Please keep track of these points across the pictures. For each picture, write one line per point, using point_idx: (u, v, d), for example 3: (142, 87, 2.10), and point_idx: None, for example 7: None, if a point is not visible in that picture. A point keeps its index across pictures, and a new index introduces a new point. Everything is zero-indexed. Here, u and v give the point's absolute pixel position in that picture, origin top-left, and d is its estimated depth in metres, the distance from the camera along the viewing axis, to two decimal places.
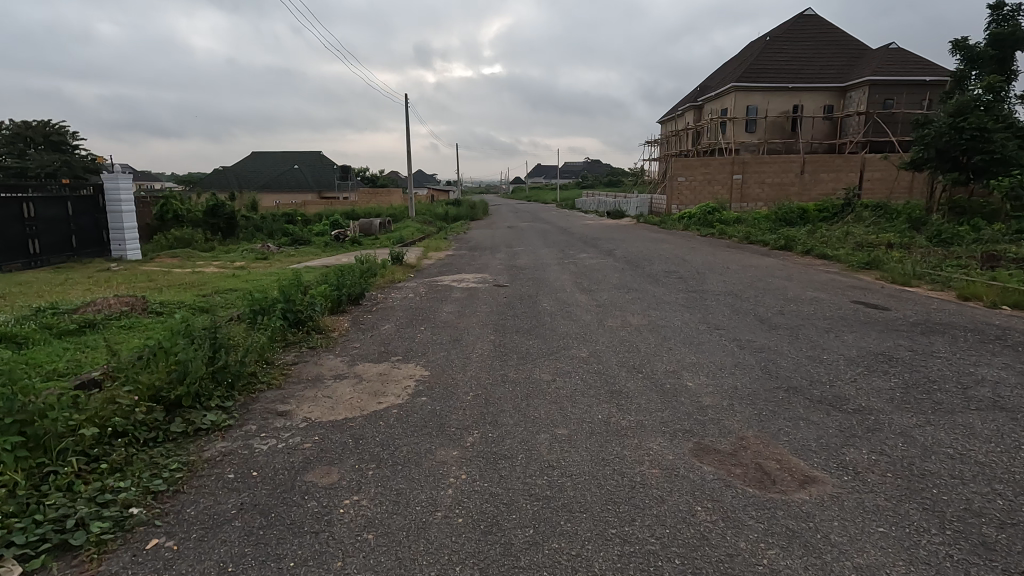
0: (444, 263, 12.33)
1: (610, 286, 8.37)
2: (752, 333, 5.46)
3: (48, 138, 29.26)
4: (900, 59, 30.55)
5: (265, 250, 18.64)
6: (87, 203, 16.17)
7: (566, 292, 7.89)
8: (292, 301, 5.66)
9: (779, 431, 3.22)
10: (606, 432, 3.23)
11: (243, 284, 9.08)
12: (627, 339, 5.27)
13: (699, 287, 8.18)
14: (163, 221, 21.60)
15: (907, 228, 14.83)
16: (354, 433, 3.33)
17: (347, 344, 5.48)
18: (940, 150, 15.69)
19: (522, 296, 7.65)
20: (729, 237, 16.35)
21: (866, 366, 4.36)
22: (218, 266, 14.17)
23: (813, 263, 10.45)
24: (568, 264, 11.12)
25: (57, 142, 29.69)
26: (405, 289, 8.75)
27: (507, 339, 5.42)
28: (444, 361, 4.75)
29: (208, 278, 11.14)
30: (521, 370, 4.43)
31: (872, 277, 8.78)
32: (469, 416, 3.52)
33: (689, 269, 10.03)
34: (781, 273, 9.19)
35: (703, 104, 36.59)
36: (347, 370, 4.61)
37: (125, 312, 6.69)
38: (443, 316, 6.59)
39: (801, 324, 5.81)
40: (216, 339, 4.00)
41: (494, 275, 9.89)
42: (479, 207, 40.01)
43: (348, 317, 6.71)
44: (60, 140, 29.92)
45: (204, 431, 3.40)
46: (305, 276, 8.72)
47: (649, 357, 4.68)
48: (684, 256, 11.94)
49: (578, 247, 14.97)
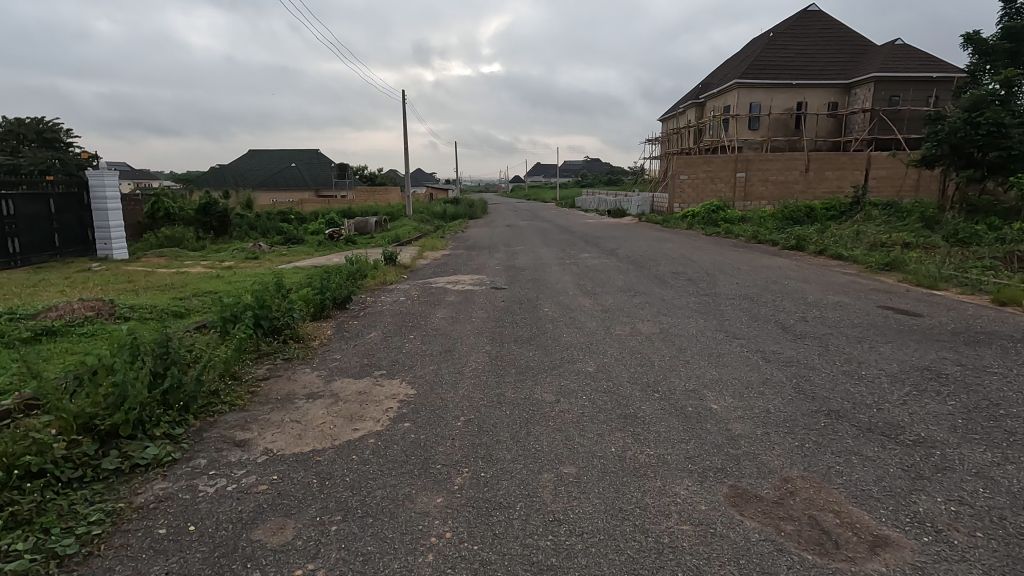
0: (440, 264, 11.76)
1: (615, 289, 7.83)
2: (776, 344, 4.93)
3: (40, 135, 28.88)
4: (906, 56, 30.02)
5: (256, 249, 18.08)
6: (70, 201, 15.59)
7: (569, 295, 7.35)
8: (267, 307, 5.12)
9: (829, 471, 2.68)
10: (621, 471, 2.69)
11: (222, 286, 8.51)
12: (638, 351, 4.73)
13: (711, 290, 7.64)
14: (154, 219, 21.09)
15: (920, 227, 14.31)
16: (320, 471, 2.78)
17: (327, 356, 4.94)
18: (954, 146, 15.27)
19: (522, 300, 7.11)
20: (736, 236, 15.75)
21: (913, 384, 3.82)
22: (206, 266, 13.60)
23: (828, 264, 9.92)
24: (570, 265, 10.57)
25: (50, 139, 29.19)
26: (397, 292, 8.19)
27: (504, 350, 4.88)
28: (434, 376, 4.21)
29: (191, 279, 10.57)
30: (520, 388, 3.90)
31: (894, 279, 8.25)
32: (459, 448, 2.98)
33: (698, 270, 9.50)
34: (796, 275, 8.66)
35: (705, 102, 36.03)
36: (323, 388, 4.07)
37: (90, 318, 6.13)
38: (434, 323, 6.05)
39: (830, 332, 5.27)
40: (167, 354, 3.46)
41: (492, 276, 9.35)
42: (478, 206, 39.41)
43: (332, 324, 6.16)
44: (53, 137, 29.40)
45: (142, 467, 2.86)
46: (287, 278, 8.11)
47: (665, 373, 4.14)
48: (692, 256, 11.41)
49: (579, 246, 14.42)
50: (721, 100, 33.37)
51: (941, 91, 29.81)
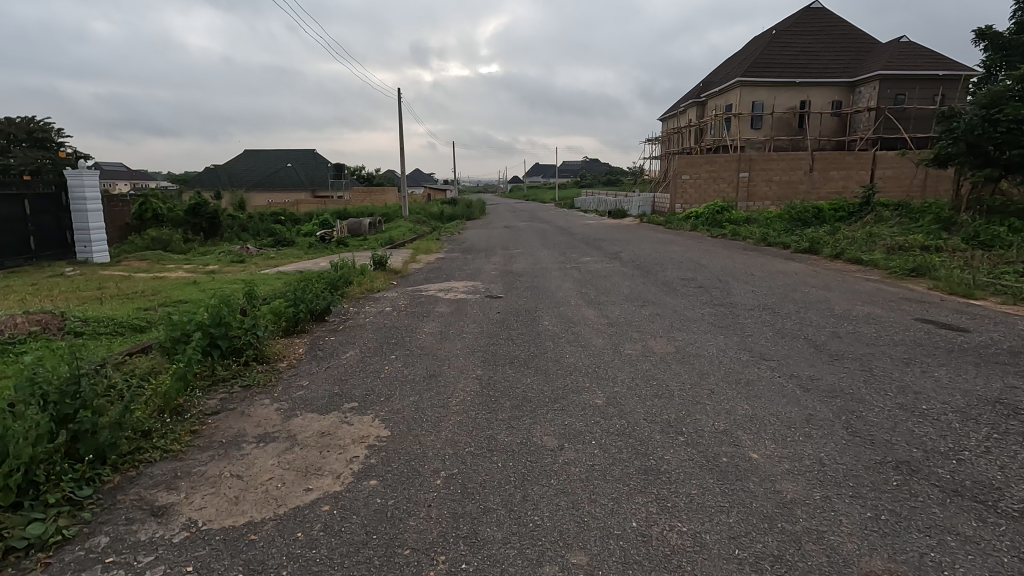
0: (434, 269, 11.07)
1: (621, 298, 7.17)
2: (812, 367, 4.27)
3: (32, 134, 28.45)
4: (911, 53, 29.43)
5: (244, 251, 17.38)
6: (47, 202, 14.84)
7: (570, 306, 6.68)
8: (225, 323, 4.45)
9: (924, 565, 2.02)
10: (648, 567, 2.01)
11: (194, 295, 7.82)
12: (653, 377, 4.07)
13: (725, 299, 7.00)
14: (142, 220, 20.45)
15: (937, 229, 13.65)
16: (251, 562, 2.11)
17: (293, 382, 4.27)
18: (971, 143, 14.73)
19: (519, 311, 6.44)
20: (744, 238, 15.09)
21: (989, 425, 3.16)
22: (188, 270, 12.97)
23: (847, 269, 9.28)
24: (571, 270, 9.89)
25: (40, 138, 29.01)
26: (384, 301, 7.51)
27: (498, 375, 4.21)
28: (413, 411, 3.54)
29: (166, 286, 9.88)
30: (516, 427, 3.23)
31: (923, 286, 7.58)
32: (436, 523, 2.31)
33: (708, 276, 8.86)
34: (815, 282, 8.02)
35: (707, 100, 35.45)
36: (279, 427, 3.40)
37: (35, 335, 5.48)
38: (420, 339, 5.36)
39: (870, 353, 4.62)
40: (76, 394, 2.79)
41: (487, 282, 8.72)
42: (476, 207, 38.78)
43: (306, 341, 5.49)
44: (44, 136, 29.18)
45: (20, 552, 2.18)
46: (260, 287, 7.39)
47: (688, 408, 3.48)
48: (700, 260, 10.77)
49: (581, 249, 13.73)
50: (723, 98, 32.76)
51: (948, 89, 29.18)
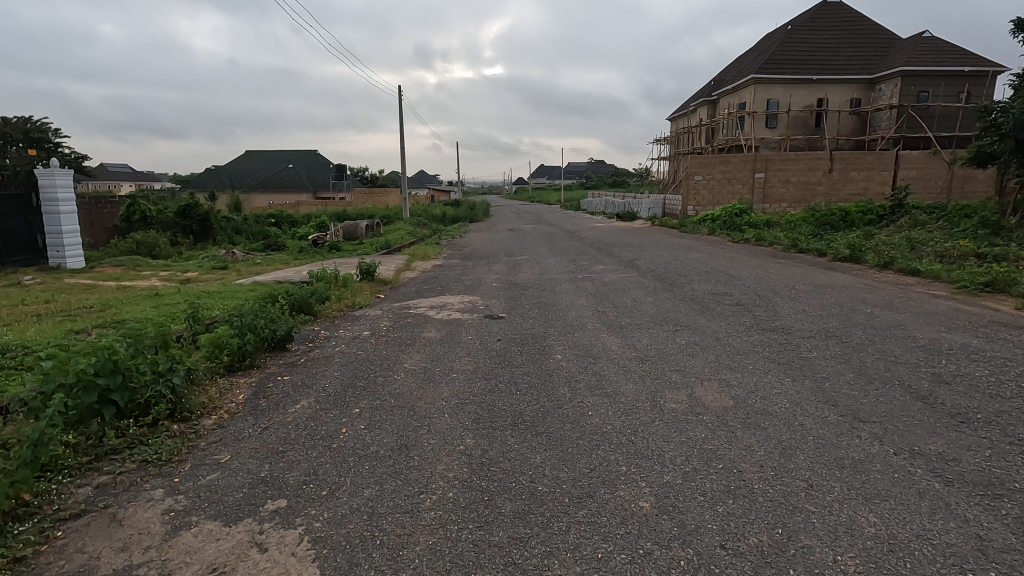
0: (428, 278, 9.88)
1: (647, 320, 5.96)
2: (935, 437, 3.05)
3: (27, 135, 27.81)
4: (936, 48, 28.03)
5: (229, 256, 16.30)
6: (15, 204, 13.74)
7: (587, 332, 5.46)
8: (121, 370, 3.27)
9: None
10: None
11: (146, 313, 6.67)
12: (719, 456, 2.85)
13: (772, 323, 5.78)
14: (130, 222, 19.44)
15: (983, 234, 12.36)
16: None
17: (208, 454, 3.06)
18: (1020, 139, 13.39)
19: (523, 339, 5.24)
20: (768, 244, 13.81)
21: None
22: (164, 278, 11.87)
23: (902, 281, 8.06)
24: (583, 281, 8.66)
25: (37, 138, 28.55)
26: (363, 322, 6.31)
27: (495, 447, 3.00)
28: (363, 522, 2.34)
29: (124, 299, 8.74)
30: (522, 569, 2.02)
31: (1007, 306, 6.33)
32: None
33: (744, 290, 7.64)
34: (874, 300, 6.79)
35: (718, 99, 34.17)
36: (152, 553, 2.20)
37: None
38: (396, 382, 4.16)
39: (1003, 411, 3.40)
40: None
41: (486, 297, 7.53)
42: (480, 209, 37.69)
43: (253, 382, 4.29)
44: (41, 137, 28.79)
45: None
46: (213, 308, 6.20)
47: (788, 526, 2.26)
48: (727, 269, 9.56)
49: (592, 255, 12.56)
50: (736, 96, 31.46)
51: (974, 86, 27.83)
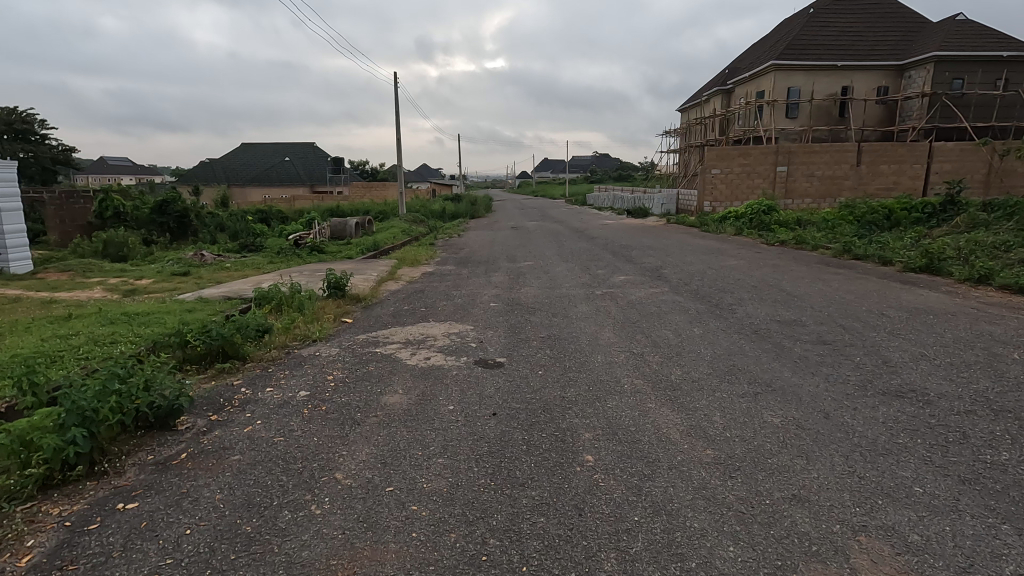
0: (414, 292, 8.12)
1: (708, 373, 4.17)
2: None
3: (11, 127, 26.51)
4: (973, 30, 25.93)
5: (199, 259, 14.56)
6: None
7: (626, 399, 3.64)
8: None
9: None
10: None
11: (24, 352, 4.94)
12: None
13: (891, 382, 3.97)
14: (101, 218, 17.77)
15: None
16: None
17: None
18: None
19: (532, 413, 3.44)
20: (812, 248, 11.96)
21: None
22: (112, 288, 10.11)
23: (1016, 303, 6.27)
24: (603, 301, 6.90)
25: (23, 130, 27.13)
26: (307, 369, 4.52)
27: None
28: None
29: (35, 320, 6.98)
30: None
31: None
32: None
33: (816, 317, 5.84)
34: (1007, 336, 4.97)
35: (734, 88, 32.19)
36: None
37: None
38: (309, 527, 2.35)
39: None
40: None
41: (480, 326, 5.76)
42: (481, 205, 35.67)
43: (68, 516, 2.51)
44: (28, 128, 27.38)
45: None
46: (94, 356, 4.40)
47: None
48: (781, 283, 7.77)
49: (608, 261, 10.83)
50: (754, 84, 29.46)
51: (1013, 73, 25.74)
